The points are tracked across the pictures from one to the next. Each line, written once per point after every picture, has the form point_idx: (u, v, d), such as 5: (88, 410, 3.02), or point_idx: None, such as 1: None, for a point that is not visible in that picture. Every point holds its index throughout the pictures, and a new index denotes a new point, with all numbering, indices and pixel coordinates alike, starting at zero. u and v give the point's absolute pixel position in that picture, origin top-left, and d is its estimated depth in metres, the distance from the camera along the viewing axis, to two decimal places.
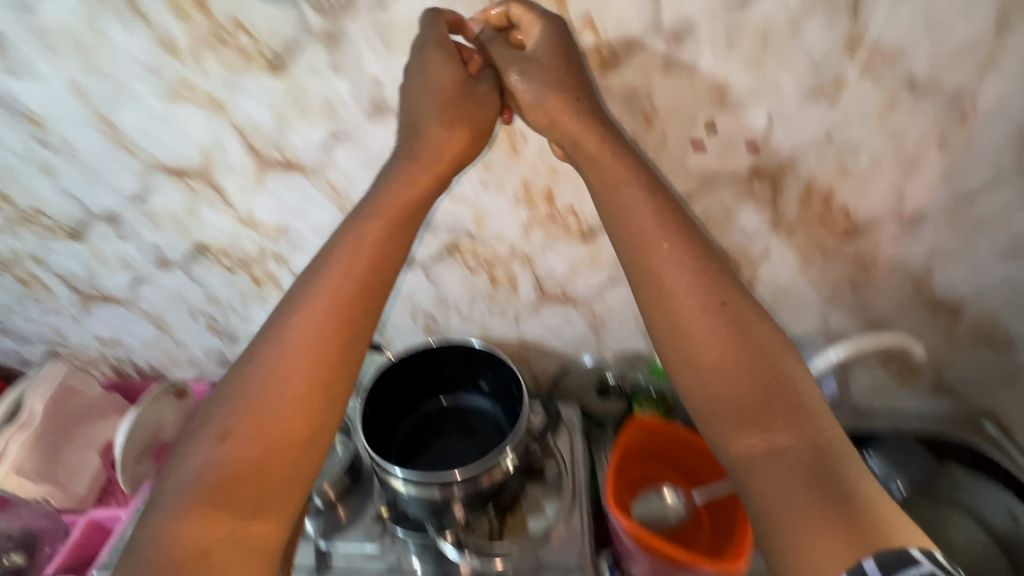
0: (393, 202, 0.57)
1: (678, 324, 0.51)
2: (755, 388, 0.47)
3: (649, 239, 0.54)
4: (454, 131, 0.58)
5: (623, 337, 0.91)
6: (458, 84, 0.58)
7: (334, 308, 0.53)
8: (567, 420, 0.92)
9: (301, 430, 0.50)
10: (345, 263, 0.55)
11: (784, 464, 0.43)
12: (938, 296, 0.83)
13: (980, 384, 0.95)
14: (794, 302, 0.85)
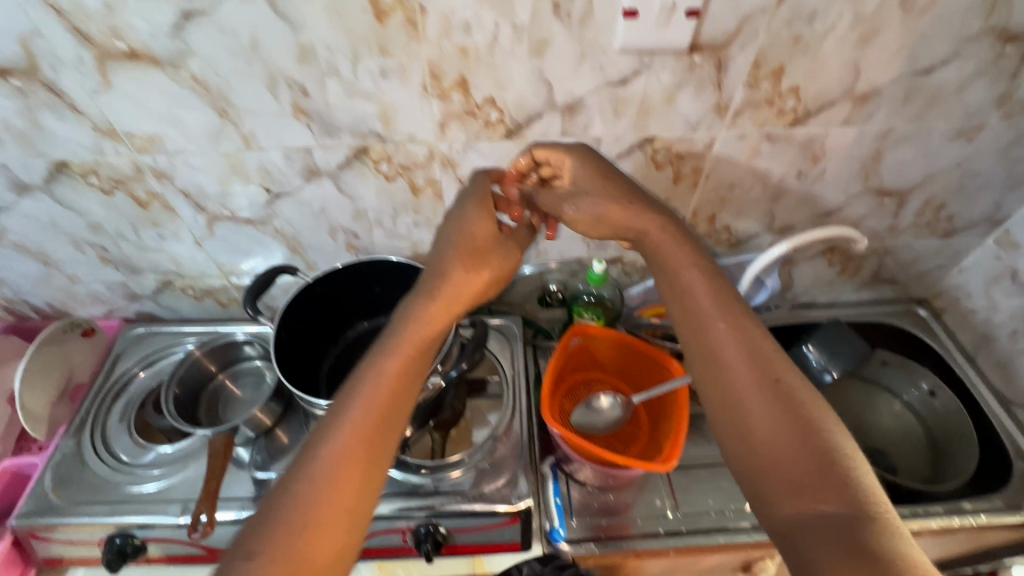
0: (456, 296, 0.58)
1: (730, 393, 0.50)
2: (797, 446, 0.45)
3: (701, 307, 0.55)
4: (478, 272, 0.60)
5: (561, 243, 0.85)
6: (491, 227, 0.62)
7: (394, 381, 0.52)
8: (508, 330, 0.90)
9: (336, 515, 0.45)
10: (407, 333, 0.54)
11: (833, 536, 0.40)
12: (886, 183, 0.79)
13: (914, 267, 0.97)
14: (740, 197, 0.80)
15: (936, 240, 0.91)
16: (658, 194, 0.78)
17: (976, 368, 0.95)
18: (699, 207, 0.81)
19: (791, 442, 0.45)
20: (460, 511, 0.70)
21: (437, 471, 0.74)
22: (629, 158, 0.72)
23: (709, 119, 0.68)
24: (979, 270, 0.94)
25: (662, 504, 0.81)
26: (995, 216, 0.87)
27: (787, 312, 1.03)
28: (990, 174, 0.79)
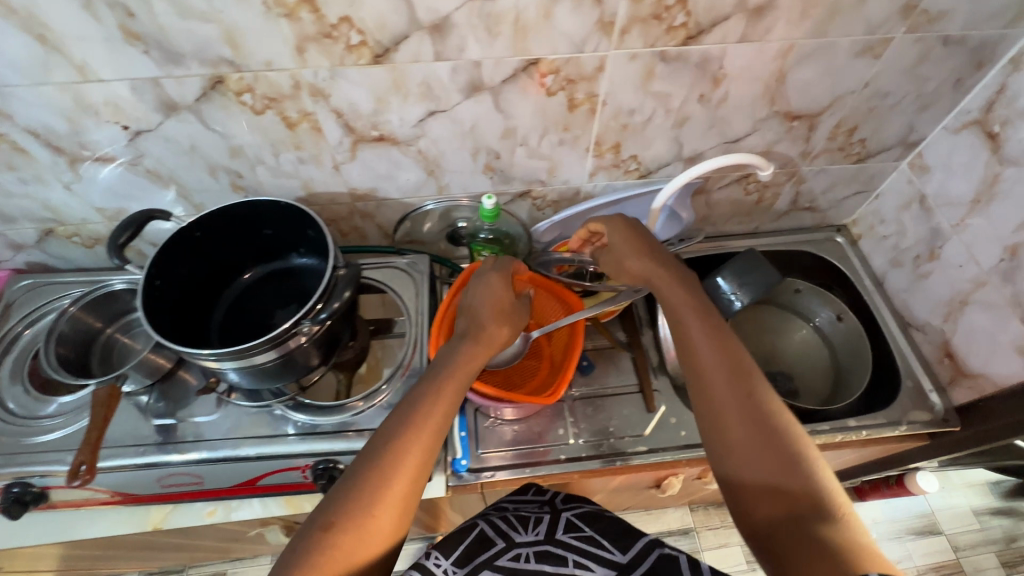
0: (484, 339, 0.68)
1: (710, 393, 0.57)
2: (779, 449, 0.52)
3: (693, 321, 0.63)
4: (500, 325, 0.70)
5: (462, 177, 0.82)
6: (506, 292, 0.73)
7: (444, 400, 0.60)
8: (416, 268, 0.89)
9: (396, 511, 0.52)
10: (453, 364, 0.64)
11: (788, 517, 0.48)
12: (793, 106, 0.76)
13: (830, 194, 0.96)
14: (642, 124, 0.76)
15: (850, 165, 0.90)
16: (554, 122, 0.74)
17: (881, 293, 0.97)
18: (601, 136, 0.77)
19: (771, 445, 0.52)
20: (351, 448, 0.73)
21: (332, 413, 0.76)
22: (516, 84, 0.68)
23: (595, 38, 0.63)
24: (892, 195, 0.93)
25: (565, 432, 0.85)
26: (908, 139, 0.85)
27: (707, 243, 1.03)
28: (899, 93, 0.76)
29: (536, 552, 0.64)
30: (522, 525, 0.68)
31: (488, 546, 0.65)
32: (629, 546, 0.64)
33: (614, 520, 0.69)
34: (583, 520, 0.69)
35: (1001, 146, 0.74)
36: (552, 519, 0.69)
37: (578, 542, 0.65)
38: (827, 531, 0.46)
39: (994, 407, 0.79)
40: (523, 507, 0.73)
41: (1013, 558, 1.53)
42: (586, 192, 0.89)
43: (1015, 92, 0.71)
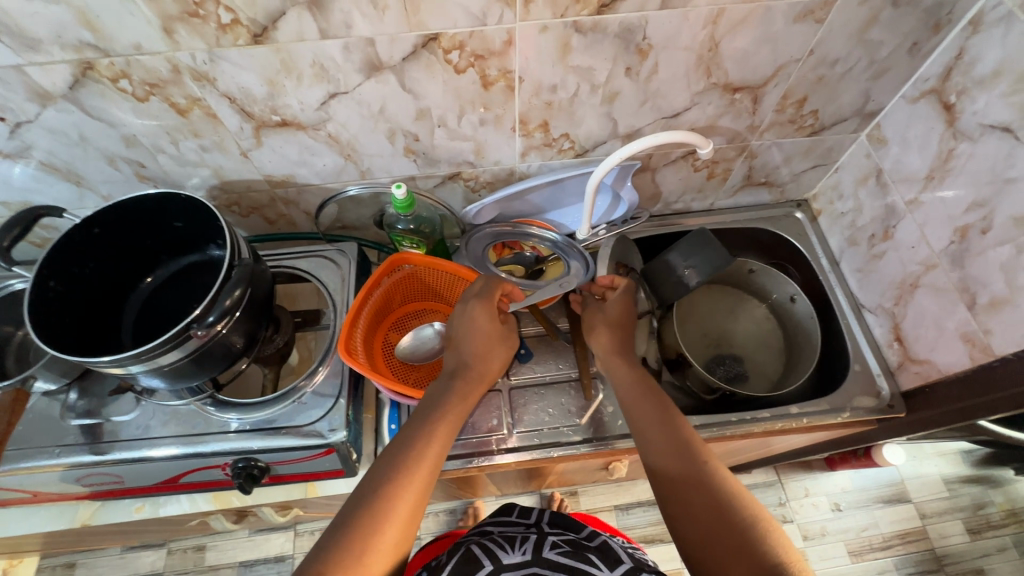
0: (480, 374, 0.69)
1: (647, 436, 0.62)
2: (736, 512, 0.51)
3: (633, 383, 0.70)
4: (491, 358, 0.71)
5: (383, 161, 0.77)
6: (493, 321, 0.73)
7: (439, 439, 0.60)
8: (344, 250, 0.85)
9: (394, 552, 0.50)
10: (442, 406, 0.64)
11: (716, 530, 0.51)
12: (733, 77, 0.70)
13: (786, 168, 0.91)
14: (569, 100, 0.70)
15: (805, 138, 0.84)
16: (469, 101, 0.68)
17: (838, 272, 0.93)
18: (525, 114, 0.72)
19: (729, 507, 0.52)
20: (271, 447, 0.71)
21: (251, 410, 0.74)
22: (419, 61, 0.62)
23: (496, 9, 0.57)
24: (851, 169, 0.87)
25: (500, 422, 0.83)
26: (866, 109, 0.79)
27: (659, 221, 0.98)
28: (850, 60, 0.70)
29: (526, 572, 0.58)
30: (509, 546, 0.63)
31: (475, 569, 0.59)
32: (615, 566, 0.60)
33: (601, 545, 0.64)
34: (570, 542, 0.64)
35: (957, 119, 0.68)
36: (539, 539, 0.64)
37: (566, 560, 0.60)
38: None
39: (937, 394, 0.76)
40: (508, 531, 0.68)
41: (979, 525, 1.54)
42: (521, 173, 0.84)
43: (973, 58, 0.64)
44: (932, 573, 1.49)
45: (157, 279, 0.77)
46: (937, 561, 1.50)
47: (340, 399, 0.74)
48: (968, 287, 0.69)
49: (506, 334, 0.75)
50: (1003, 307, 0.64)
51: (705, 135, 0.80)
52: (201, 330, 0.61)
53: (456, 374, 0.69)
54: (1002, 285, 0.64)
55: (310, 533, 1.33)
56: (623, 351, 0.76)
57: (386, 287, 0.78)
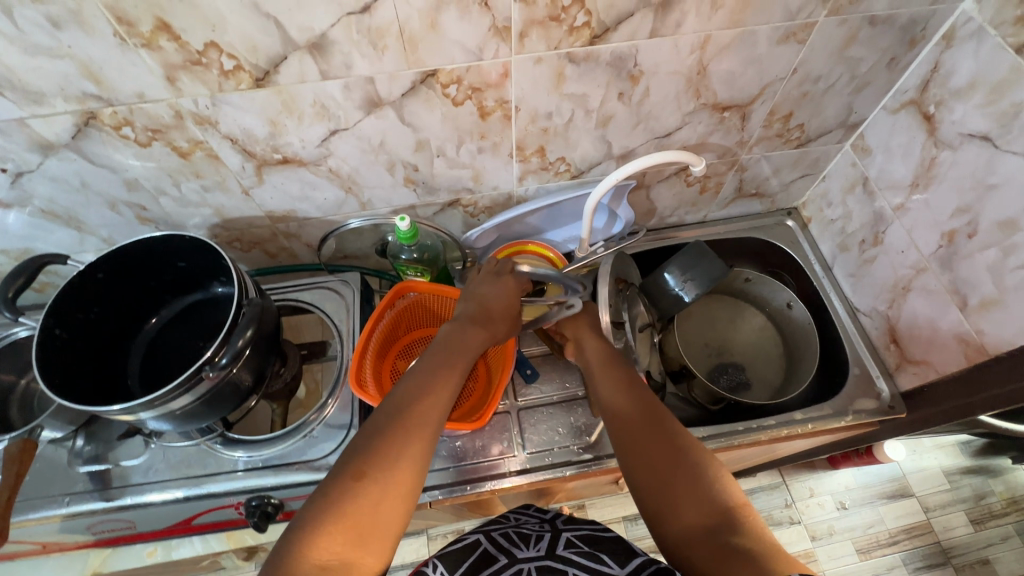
0: (497, 327, 0.71)
1: (610, 390, 0.67)
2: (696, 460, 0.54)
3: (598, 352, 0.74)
4: (510, 312, 0.73)
5: (383, 192, 0.78)
6: (517, 283, 0.75)
7: (453, 375, 0.62)
8: (348, 280, 0.86)
9: (419, 468, 0.52)
10: (461, 347, 0.66)
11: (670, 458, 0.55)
12: (721, 97, 0.72)
13: (775, 179, 0.93)
14: (564, 126, 0.72)
15: (792, 150, 0.86)
16: (467, 131, 0.70)
17: (831, 277, 0.95)
18: (522, 141, 0.73)
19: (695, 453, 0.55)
20: (285, 483, 0.71)
21: (261, 446, 0.73)
22: (418, 96, 0.63)
23: (492, 44, 0.58)
24: (838, 177, 0.90)
25: (510, 444, 0.83)
26: (849, 120, 0.82)
27: (654, 235, 1.00)
28: (832, 76, 0.73)
29: (539, 566, 0.58)
30: (524, 542, 0.63)
31: (490, 563, 0.60)
32: (627, 560, 0.57)
33: (616, 541, 0.62)
34: (586, 539, 0.63)
35: (937, 128, 0.70)
36: (553, 536, 0.64)
37: (579, 557, 0.59)
38: (742, 537, 0.47)
39: (935, 393, 0.78)
40: (523, 526, 0.67)
41: (981, 515, 1.57)
42: (518, 196, 0.85)
43: (949, 71, 0.67)
44: (938, 566, 1.50)
45: (161, 319, 0.77)
46: (944, 554, 1.52)
47: (351, 430, 0.74)
48: (959, 289, 0.71)
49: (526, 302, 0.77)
50: (994, 307, 0.67)
51: (697, 151, 0.82)
52: (214, 371, 0.61)
53: (475, 320, 0.70)
54: (991, 286, 0.66)
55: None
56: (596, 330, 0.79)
57: (390, 317, 0.78)
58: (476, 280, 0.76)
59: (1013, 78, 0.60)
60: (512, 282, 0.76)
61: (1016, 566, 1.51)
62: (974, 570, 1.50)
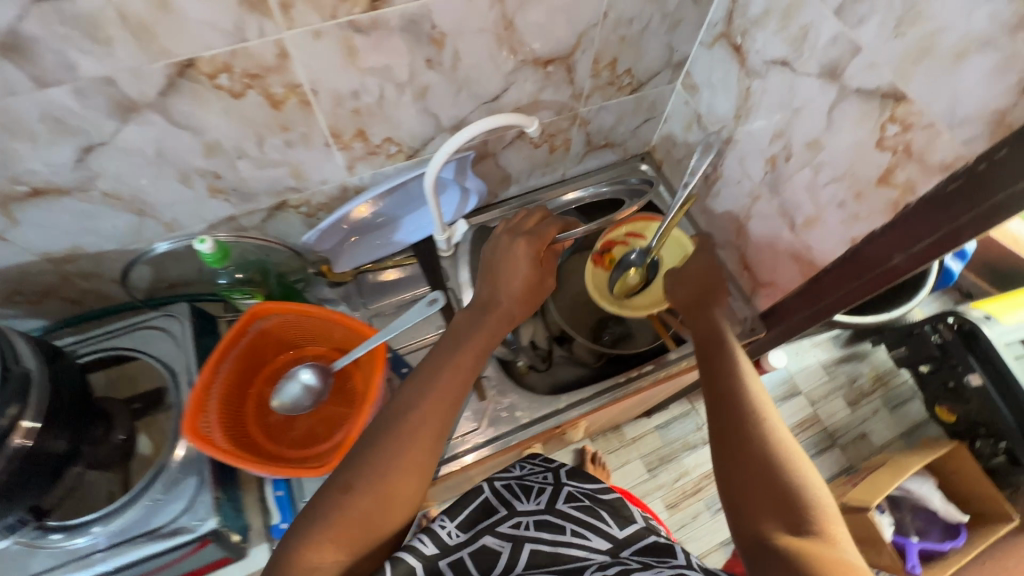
0: (501, 322, 0.67)
1: (714, 370, 0.63)
2: (783, 465, 0.51)
3: (707, 327, 0.69)
4: (519, 297, 0.69)
5: (186, 208, 0.67)
6: (529, 250, 0.70)
7: (461, 375, 0.61)
8: (174, 312, 0.74)
9: (415, 481, 0.53)
10: (466, 341, 0.64)
11: (757, 454, 0.52)
12: (539, 51, 0.69)
13: (621, 127, 0.92)
14: (377, 104, 0.65)
15: (628, 97, 0.85)
16: (262, 124, 0.61)
17: (688, 215, 0.98)
18: (335, 127, 0.66)
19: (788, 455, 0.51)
20: (129, 562, 0.62)
21: (91, 525, 0.62)
22: (181, 93, 0.53)
23: (252, 21, 0.50)
24: (676, 118, 0.91)
25: None
26: (673, 60, 0.82)
27: (516, 200, 0.97)
28: (644, 17, 0.71)
29: (537, 521, 0.59)
30: (524, 493, 0.64)
31: (490, 514, 0.60)
32: (624, 524, 0.61)
33: (613, 500, 0.65)
34: (588, 495, 0.65)
35: (746, 58, 0.72)
36: (554, 490, 0.65)
37: (578, 514, 0.61)
38: (801, 547, 0.45)
39: (786, 309, 0.83)
40: (527, 476, 0.69)
41: (856, 396, 1.77)
42: (355, 186, 0.78)
43: (746, 0, 0.68)
44: (827, 449, 1.70)
45: None
46: (830, 438, 1.72)
47: (193, 493, 0.64)
48: (787, 212, 0.74)
49: (546, 275, 0.72)
50: (815, 224, 0.70)
51: (532, 111, 0.78)
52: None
53: (489, 310, 0.67)
54: (810, 205, 0.70)
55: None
56: (704, 301, 0.72)
57: (238, 354, 0.67)
58: (489, 251, 0.73)
59: (798, 1, 0.61)
60: (522, 252, 0.70)
61: (886, 432, 1.73)
62: (855, 445, 1.71)
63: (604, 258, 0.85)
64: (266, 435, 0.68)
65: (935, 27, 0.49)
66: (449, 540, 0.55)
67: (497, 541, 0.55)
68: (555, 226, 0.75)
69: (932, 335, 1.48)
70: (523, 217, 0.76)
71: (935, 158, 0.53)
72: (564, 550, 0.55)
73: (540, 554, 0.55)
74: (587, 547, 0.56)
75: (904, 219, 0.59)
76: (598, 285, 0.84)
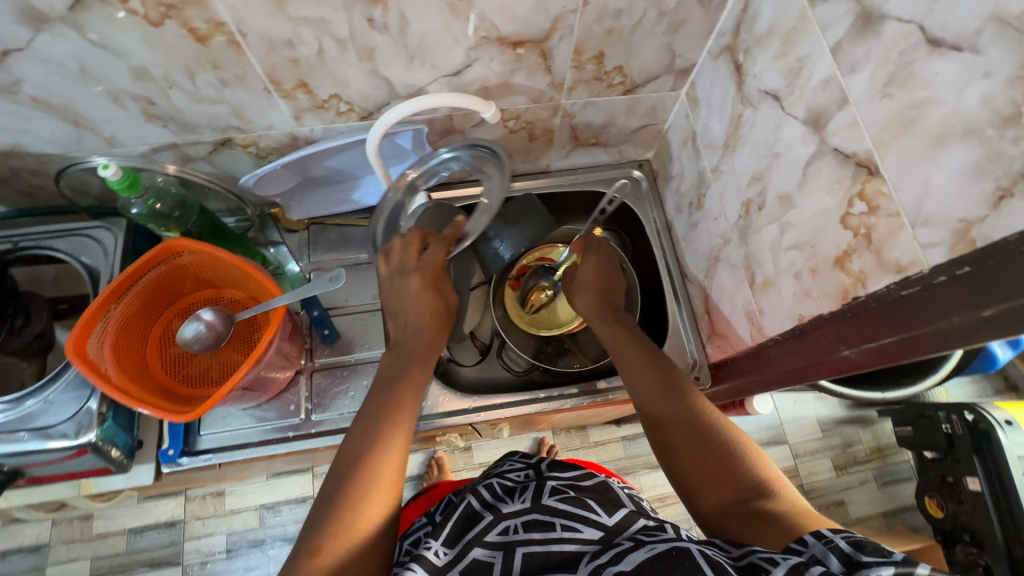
0: (426, 344, 0.67)
1: (629, 368, 0.66)
2: (723, 443, 0.55)
3: (618, 328, 0.71)
4: (432, 318, 0.68)
5: (125, 128, 0.67)
6: (424, 279, 0.68)
7: (408, 408, 0.60)
8: (110, 222, 0.77)
9: (384, 516, 0.51)
10: (405, 371, 0.64)
11: (697, 442, 0.55)
12: (504, 30, 0.61)
13: (614, 128, 0.84)
14: (317, 57, 0.61)
15: (620, 97, 0.77)
16: (188, 57, 0.58)
17: (669, 238, 0.89)
18: (273, 74, 0.62)
19: (710, 435, 0.55)
20: (9, 453, 0.64)
21: (24, 397, 0.66)
22: (93, 12, 0.51)
23: None
24: (676, 130, 0.81)
25: (298, 406, 0.79)
26: (676, 65, 0.72)
27: None
28: (636, 11, 0.62)
29: (525, 521, 0.53)
30: (509, 494, 0.59)
31: (476, 522, 0.55)
32: (613, 510, 0.54)
33: (598, 484, 0.58)
34: (571, 485, 0.58)
35: (743, 81, 0.62)
36: (540, 484, 0.59)
37: (566, 505, 0.54)
38: (770, 501, 0.49)
39: (736, 367, 0.75)
40: (509, 473, 0.64)
41: (846, 461, 1.57)
42: (306, 138, 0.75)
43: (754, 14, 0.57)
44: None
45: None
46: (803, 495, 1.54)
47: (90, 400, 0.67)
48: (750, 265, 0.66)
49: (451, 294, 0.72)
50: (771, 288, 0.62)
51: (502, 93, 0.71)
52: None
53: (419, 342, 0.67)
54: (771, 265, 0.61)
55: (202, 497, 1.24)
56: (615, 310, 0.74)
57: (145, 282, 0.67)
58: (386, 292, 0.70)
59: (800, 27, 0.51)
60: (422, 283, 0.68)
61: (867, 507, 1.54)
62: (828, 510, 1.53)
63: (518, 282, 0.91)
64: (164, 361, 0.70)
65: (926, 95, 0.39)
66: (438, 560, 0.51)
67: (485, 553, 0.51)
68: (440, 251, 0.71)
69: (942, 424, 1.31)
70: (410, 233, 0.72)
71: (891, 255, 0.44)
72: (557, 548, 0.50)
73: (534, 556, 0.50)
74: (578, 541, 0.51)
75: (854, 311, 0.50)
76: (513, 305, 0.90)
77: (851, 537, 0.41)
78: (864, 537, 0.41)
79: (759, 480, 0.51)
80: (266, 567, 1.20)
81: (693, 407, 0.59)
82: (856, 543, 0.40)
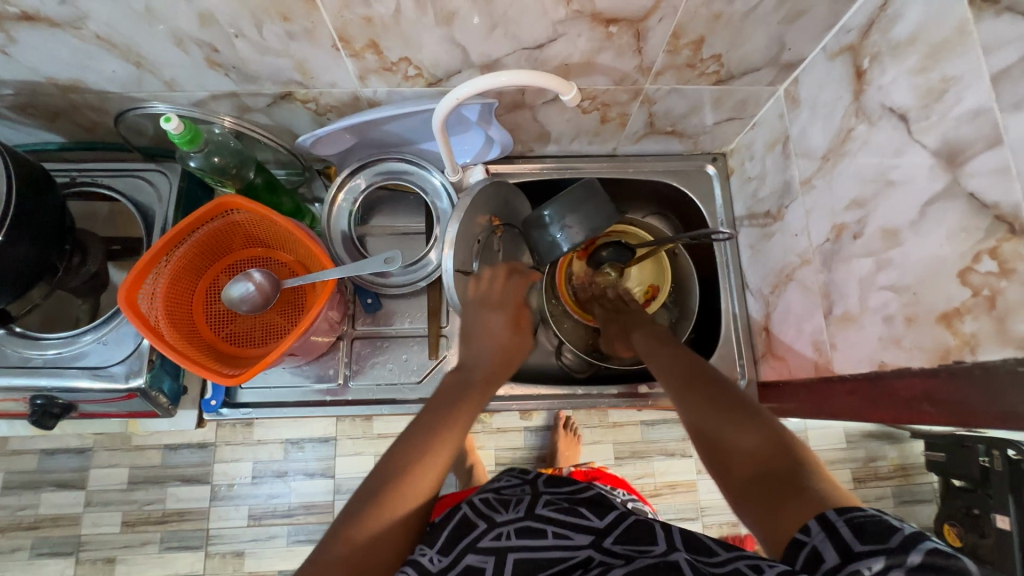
0: (496, 364, 0.64)
1: (660, 365, 0.61)
2: (754, 424, 0.47)
3: (645, 339, 0.68)
4: (509, 358, 0.66)
5: (187, 72, 0.64)
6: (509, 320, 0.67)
7: (465, 419, 0.57)
8: (164, 164, 0.76)
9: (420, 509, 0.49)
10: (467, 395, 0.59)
11: (726, 423, 0.49)
12: (601, 7, 0.55)
13: (696, 116, 0.76)
14: (392, 18, 0.56)
15: (709, 87, 0.69)
16: (258, 6, 0.54)
17: (734, 242, 0.84)
18: (343, 31, 0.58)
19: (733, 407, 0.49)
20: (66, 387, 0.66)
21: (82, 333, 0.68)
22: None
23: None
24: (764, 128, 0.74)
25: (336, 371, 0.80)
26: (782, 59, 0.64)
27: (554, 163, 0.87)
28: None
29: (518, 527, 0.52)
30: (503, 505, 0.56)
31: (469, 529, 0.52)
32: (605, 512, 0.54)
33: (592, 495, 0.58)
34: (565, 497, 0.57)
35: (863, 92, 0.55)
36: (533, 497, 0.57)
37: (558, 514, 0.53)
38: (808, 487, 0.41)
39: (786, 390, 0.72)
40: (505, 488, 0.60)
41: (864, 475, 1.39)
42: (369, 99, 0.71)
43: (895, 15, 0.50)
44: None
45: None
46: None
47: (143, 340, 0.68)
48: (828, 294, 0.61)
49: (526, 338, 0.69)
50: (850, 324, 0.57)
51: (583, 72, 0.65)
52: None
53: (484, 373, 0.62)
54: (855, 301, 0.56)
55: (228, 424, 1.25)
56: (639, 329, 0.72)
57: (197, 236, 0.66)
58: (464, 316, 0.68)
59: (953, 43, 0.43)
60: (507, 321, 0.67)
61: None
62: None
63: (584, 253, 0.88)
64: (208, 314, 0.70)
65: None
66: (432, 566, 0.47)
67: (478, 557, 0.49)
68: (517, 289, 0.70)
69: (981, 457, 1.20)
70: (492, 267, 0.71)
71: (1018, 329, 0.39)
72: (546, 553, 0.49)
73: (524, 562, 0.49)
74: (569, 546, 0.50)
75: (951, 374, 0.45)
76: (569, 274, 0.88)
77: (854, 517, 0.37)
78: (861, 515, 0.37)
79: (794, 465, 0.43)
80: (286, 497, 1.17)
81: (725, 394, 0.52)
82: (857, 525, 0.37)
